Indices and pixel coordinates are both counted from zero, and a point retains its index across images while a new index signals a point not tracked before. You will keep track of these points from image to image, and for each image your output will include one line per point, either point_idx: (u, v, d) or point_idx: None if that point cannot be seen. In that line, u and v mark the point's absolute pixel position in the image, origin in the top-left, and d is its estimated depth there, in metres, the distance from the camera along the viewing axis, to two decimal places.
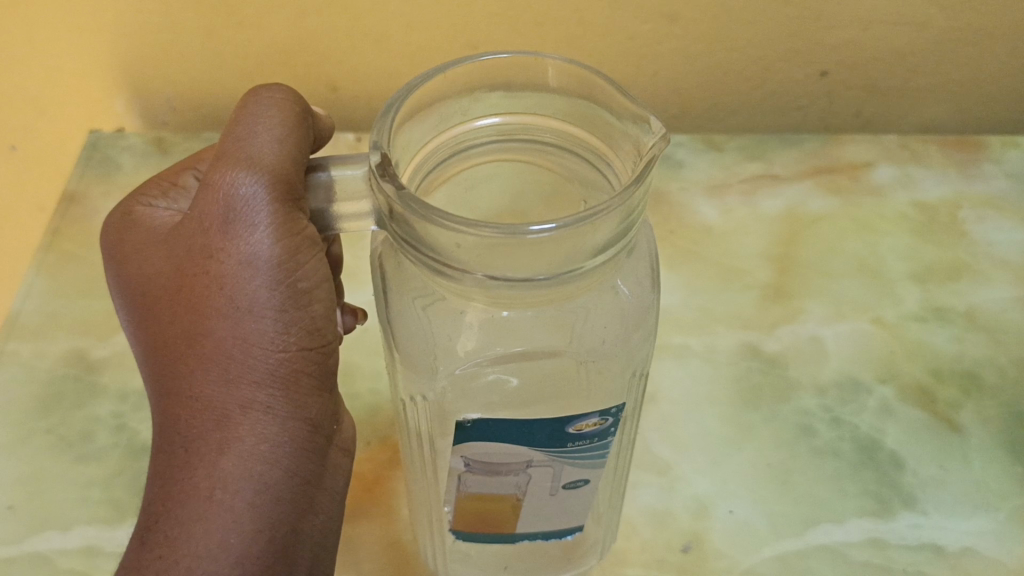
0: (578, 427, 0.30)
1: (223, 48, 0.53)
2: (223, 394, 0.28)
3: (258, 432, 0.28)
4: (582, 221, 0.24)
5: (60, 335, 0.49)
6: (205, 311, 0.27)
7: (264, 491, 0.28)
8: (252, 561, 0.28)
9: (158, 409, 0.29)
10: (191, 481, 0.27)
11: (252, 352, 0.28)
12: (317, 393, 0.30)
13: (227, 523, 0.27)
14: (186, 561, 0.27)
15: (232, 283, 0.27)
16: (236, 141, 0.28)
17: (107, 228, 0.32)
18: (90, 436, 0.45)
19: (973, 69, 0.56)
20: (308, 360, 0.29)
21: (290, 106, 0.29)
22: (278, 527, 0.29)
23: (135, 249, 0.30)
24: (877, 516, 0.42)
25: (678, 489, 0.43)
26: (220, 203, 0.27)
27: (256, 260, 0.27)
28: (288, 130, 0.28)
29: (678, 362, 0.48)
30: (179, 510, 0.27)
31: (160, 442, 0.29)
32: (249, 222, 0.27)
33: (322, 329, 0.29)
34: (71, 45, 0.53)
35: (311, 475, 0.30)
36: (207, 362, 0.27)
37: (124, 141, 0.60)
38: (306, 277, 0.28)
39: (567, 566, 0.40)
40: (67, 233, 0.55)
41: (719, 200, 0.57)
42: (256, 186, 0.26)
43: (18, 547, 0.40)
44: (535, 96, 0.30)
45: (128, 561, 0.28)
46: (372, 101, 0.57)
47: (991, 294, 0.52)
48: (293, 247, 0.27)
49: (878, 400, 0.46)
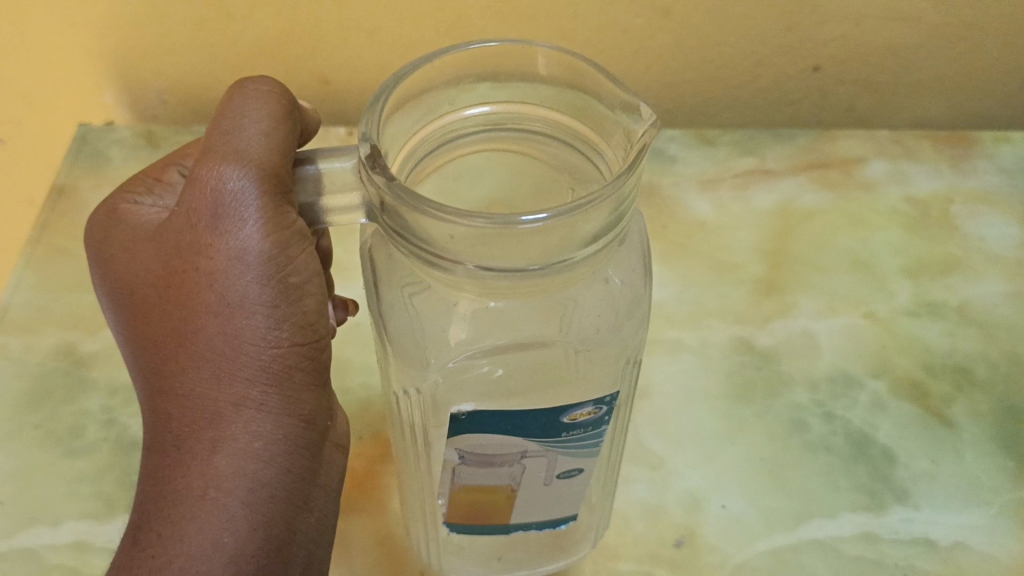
0: (573, 416, 0.30)
1: (213, 40, 0.52)
2: (214, 392, 0.27)
3: (252, 430, 0.28)
4: (572, 211, 0.24)
5: (48, 328, 0.49)
6: (195, 308, 0.27)
7: (259, 489, 0.28)
8: (247, 559, 0.27)
9: (149, 408, 0.29)
10: (185, 480, 0.27)
11: (244, 349, 0.27)
12: (310, 389, 0.30)
13: (221, 521, 0.27)
14: (180, 560, 0.27)
15: (222, 279, 0.27)
16: (223, 134, 0.28)
17: (93, 225, 0.32)
18: (78, 431, 0.44)
19: (965, 64, 0.56)
20: (300, 357, 0.29)
21: (276, 99, 0.29)
22: (273, 525, 0.28)
23: (121, 246, 0.30)
24: (869, 510, 0.42)
25: (670, 483, 0.43)
26: (208, 198, 0.26)
27: (245, 256, 0.27)
28: (276, 123, 0.28)
29: (671, 356, 0.48)
30: (172, 509, 0.27)
31: (152, 442, 0.28)
32: (237, 217, 0.26)
33: (314, 323, 0.29)
34: (59, 36, 0.52)
35: (306, 472, 0.30)
36: (198, 360, 0.27)
37: (113, 134, 0.59)
38: (297, 272, 0.28)
39: (560, 554, 0.40)
40: (55, 225, 0.54)
41: (712, 194, 0.57)
42: (244, 181, 0.26)
43: (8, 542, 0.40)
44: (522, 86, 0.30)
45: (121, 561, 0.27)
46: (363, 94, 0.57)
47: (983, 290, 0.52)
48: (284, 241, 0.27)
49: (870, 395, 0.46)
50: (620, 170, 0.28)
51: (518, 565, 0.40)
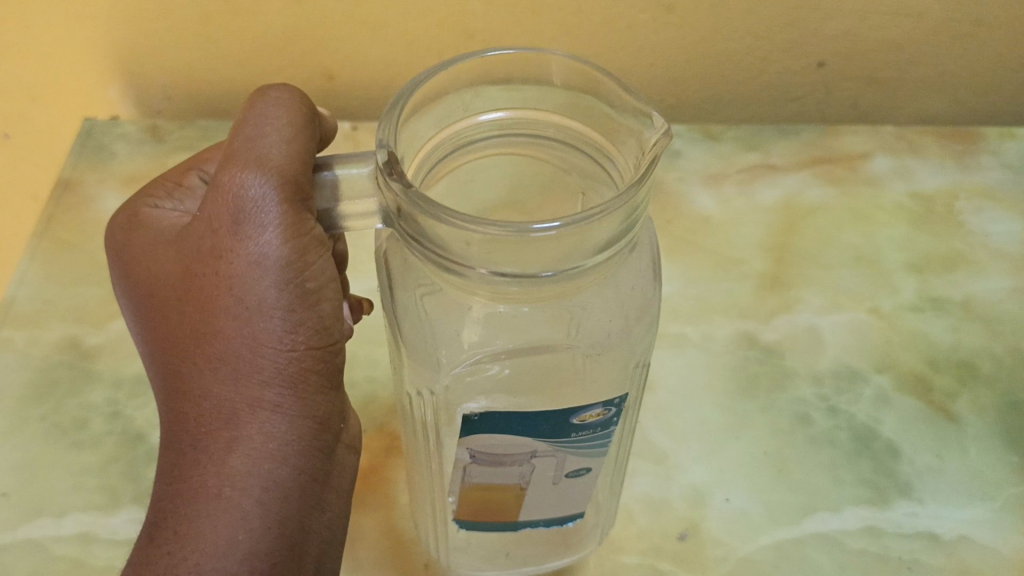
0: (582, 418, 0.30)
1: (219, 36, 0.53)
2: (231, 392, 0.27)
3: (268, 430, 0.28)
4: (584, 221, 0.24)
5: (54, 321, 0.49)
6: (213, 310, 0.27)
7: (273, 488, 0.28)
8: (261, 558, 0.27)
9: (166, 408, 0.29)
10: (201, 478, 0.27)
11: (260, 351, 0.27)
12: (325, 391, 0.30)
13: (236, 519, 0.27)
14: (195, 557, 0.27)
15: (241, 283, 0.27)
16: (245, 141, 0.28)
17: (113, 228, 0.32)
18: (84, 423, 0.44)
19: (971, 61, 0.56)
20: (316, 359, 0.29)
21: (298, 107, 0.29)
22: (287, 525, 0.28)
23: (142, 249, 0.30)
24: (873, 504, 0.42)
25: (675, 477, 0.43)
26: (230, 204, 0.27)
27: (264, 260, 0.27)
28: (297, 131, 0.28)
29: (675, 350, 0.48)
30: (189, 506, 0.27)
31: (169, 441, 0.28)
32: (258, 222, 0.27)
33: (330, 326, 0.29)
34: (67, 32, 0.52)
35: (320, 473, 0.30)
36: (216, 361, 0.27)
37: (118, 128, 0.59)
38: (314, 277, 0.28)
39: (566, 551, 0.40)
40: (60, 219, 0.55)
41: (716, 187, 0.56)
42: (265, 186, 0.26)
43: (13, 534, 0.40)
44: (535, 90, 0.30)
45: (137, 558, 0.27)
46: (368, 89, 0.57)
47: (988, 285, 0.52)
48: (301, 245, 0.27)
49: (874, 389, 0.46)
50: (631, 177, 0.28)
51: (525, 561, 0.40)
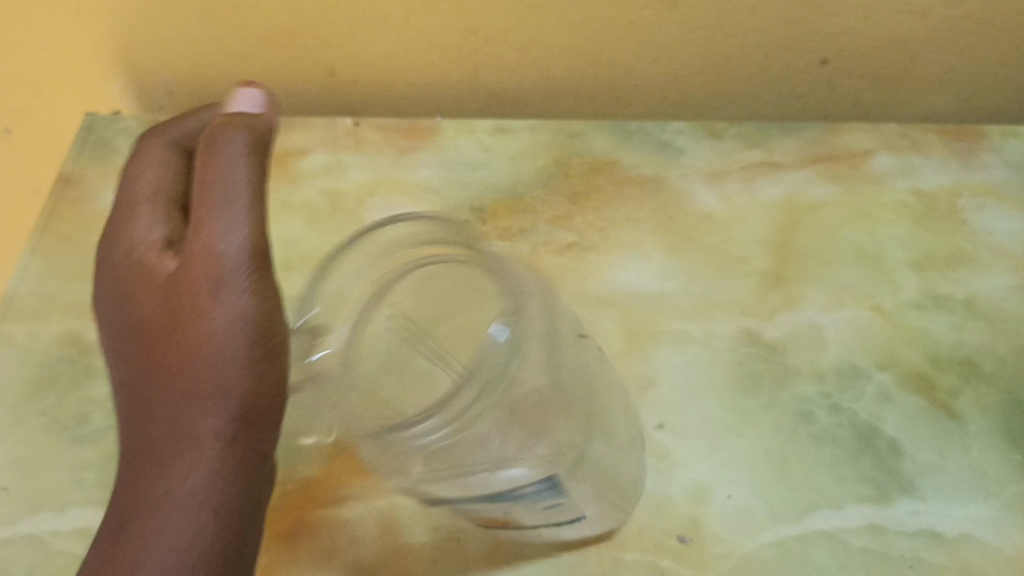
0: None
1: (221, 32, 0.53)
2: (183, 409, 0.34)
3: (213, 437, 0.34)
4: None
5: (55, 316, 0.48)
6: (198, 352, 0.34)
7: (231, 500, 0.34)
8: (216, 557, 0.33)
9: (131, 438, 0.35)
10: (153, 493, 0.33)
11: (211, 382, 0.33)
12: (265, 423, 0.35)
13: (190, 523, 0.33)
14: (153, 547, 0.33)
15: (208, 330, 0.33)
16: (213, 183, 0.34)
17: (102, 291, 0.38)
18: (85, 418, 0.44)
19: (974, 58, 0.56)
20: (263, 398, 0.34)
21: (261, 157, 0.35)
22: (235, 533, 0.34)
23: (138, 305, 0.36)
24: (876, 501, 0.42)
25: (677, 474, 0.43)
26: (212, 263, 0.34)
27: (239, 314, 0.34)
28: (259, 178, 0.35)
29: (677, 347, 0.48)
30: (138, 508, 0.33)
31: (129, 463, 0.35)
32: (231, 282, 0.33)
33: (279, 373, 0.35)
34: (67, 26, 0.52)
35: (254, 498, 0.35)
36: (173, 391, 0.34)
37: (121, 122, 0.57)
38: (274, 327, 0.34)
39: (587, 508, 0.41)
40: (61, 215, 0.53)
41: (719, 184, 0.56)
42: (239, 244, 0.34)
43: (15, 528, 0.41)
44: None
45: (105, 559, 0.33)
46: (371, 85, 0.57)
47: (990, 283, 0.51)
48: (268, 312, 0.34)
49: (876, 386, 0.46)
50: None
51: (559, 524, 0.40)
